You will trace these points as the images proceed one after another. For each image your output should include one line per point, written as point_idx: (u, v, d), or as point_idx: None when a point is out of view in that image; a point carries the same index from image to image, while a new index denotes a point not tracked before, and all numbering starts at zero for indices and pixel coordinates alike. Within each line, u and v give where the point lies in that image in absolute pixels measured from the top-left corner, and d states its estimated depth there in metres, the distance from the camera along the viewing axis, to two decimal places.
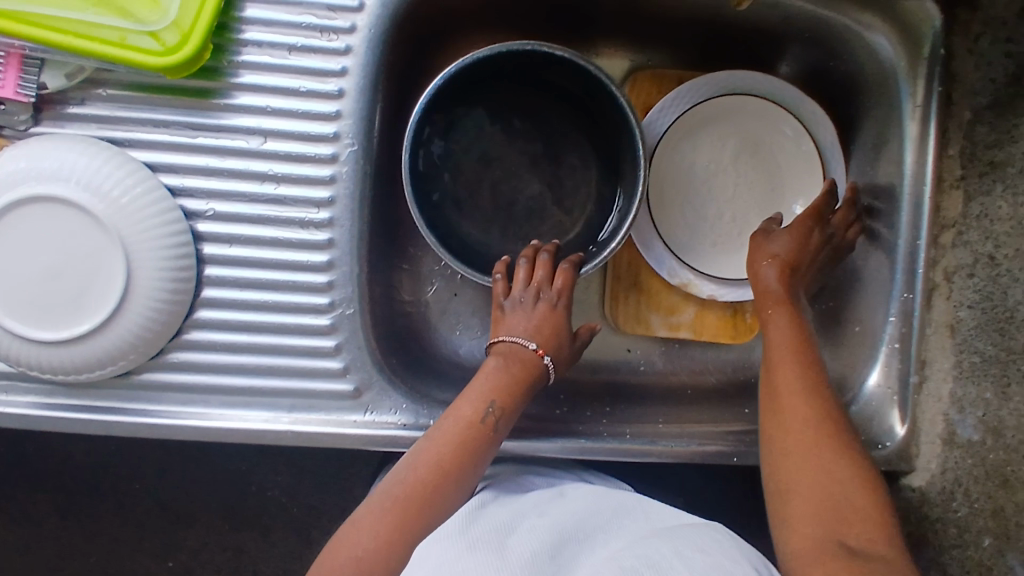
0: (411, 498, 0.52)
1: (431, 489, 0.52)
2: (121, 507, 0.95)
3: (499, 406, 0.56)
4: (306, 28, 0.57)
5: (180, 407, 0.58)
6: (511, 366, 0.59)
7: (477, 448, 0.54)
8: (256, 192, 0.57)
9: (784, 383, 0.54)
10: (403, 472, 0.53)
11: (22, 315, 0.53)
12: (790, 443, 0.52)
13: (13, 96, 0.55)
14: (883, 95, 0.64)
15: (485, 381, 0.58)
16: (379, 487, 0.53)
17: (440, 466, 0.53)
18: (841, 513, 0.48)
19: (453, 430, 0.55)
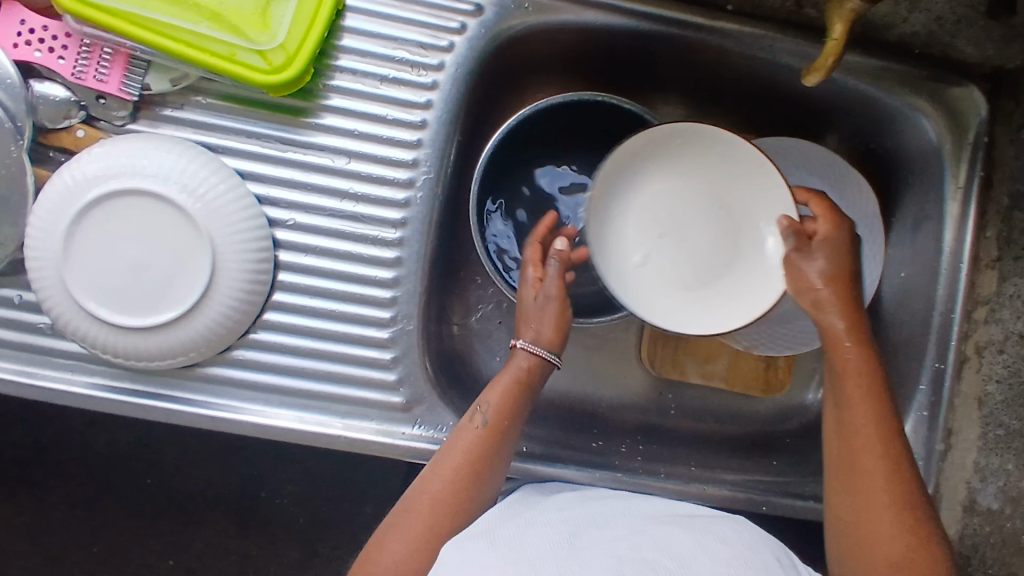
0: (428, 516, 0.52)
1: (443, 506, 0.52)
2: (132, 498, 0.95)
3: (489, 408, 0.57)
4: (398, 62, 0.61)
5: (239, 402, 0.60)
6: (508, 368, 0.59)
7: (479, 455, 0.55)
8: (336, 207, 0.61)
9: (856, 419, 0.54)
10: (417, 490, 0.54)
11: (103, 301, 0.55)
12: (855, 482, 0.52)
13: (115, 93, 0.58)
14: (927, 175, 0.67)
15: (486, 391, 0.58)
16: (399, 505, 0.54)
17: (450, 481, 0.53)
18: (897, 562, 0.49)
19: (457, 442, 0.55)
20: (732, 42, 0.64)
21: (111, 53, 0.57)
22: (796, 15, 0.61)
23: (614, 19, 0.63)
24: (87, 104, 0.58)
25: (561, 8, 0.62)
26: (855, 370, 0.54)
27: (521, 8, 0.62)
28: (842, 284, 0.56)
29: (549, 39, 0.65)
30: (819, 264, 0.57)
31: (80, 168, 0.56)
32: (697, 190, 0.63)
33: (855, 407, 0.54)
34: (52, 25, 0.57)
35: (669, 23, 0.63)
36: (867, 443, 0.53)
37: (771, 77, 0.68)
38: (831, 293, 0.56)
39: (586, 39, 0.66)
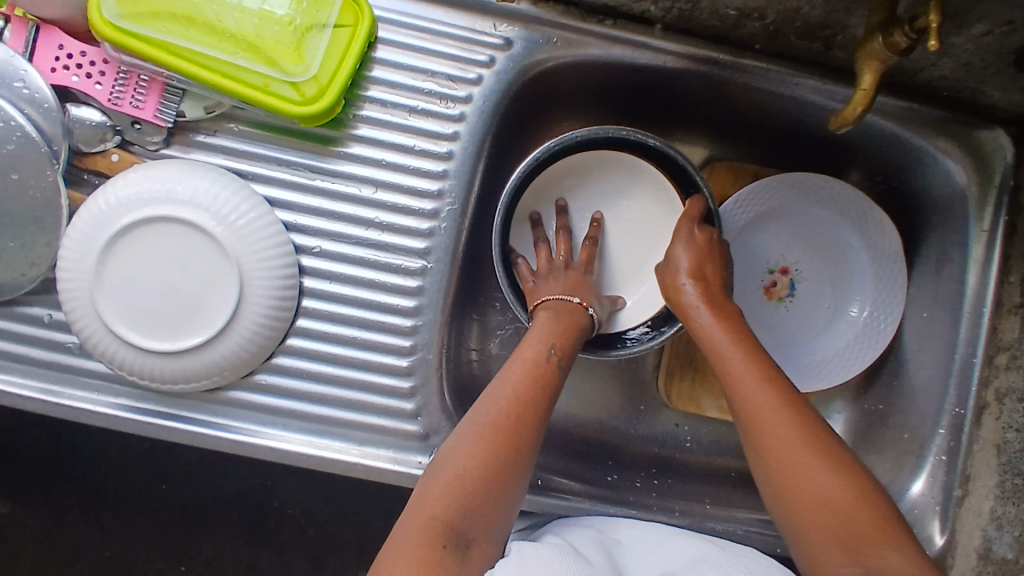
0: (498, 431, 0.50)
1: (510, 421, 0.51)
2: (145, 505, 0.96)
3: (559, 349, 0.57)
4: (427, 94, 0.62)
5: (259, 427, 0.61)
6: (562, 319, 0.60)
7: (547, 384, 0.54)
8: (360, 236, 0.62)
9: (740, 384, 0.54)
10: (477, 411, 0.52)
11: (133, 324, 0.56)
12: (765, 446, 0.51)
13: (151, 119, 0.59)
14: (950, 216, 0.67)
15: (541, 331, 0.58)
16: (456, 430, 0.51)
17: (515, 401, 0.52)
18: (836, 511, 0.47)
19: (522, 369, 0.54)
20: (757, 81, 0.64)
21: (148, 80, 0.58)
22: (825, 56, 0.61)
23: (642, 56, 0.63)
24: (122, 129, 0.59)
25: (590, 43, 0.63)
26: (718, 338, 0.57)
27: (549, 43, 0.63)
28: (708, 278, 0.61)
29: (577, 73, 0.66)
30: (681, 262, 0.61)
31: (115, 191, 0.57)
32: (631, 210, 0.71)
33: (734, 373, 0.55)
34: (91, 52, 0.58)
35: (696, 61, 0.63)
36: (753, 401, 0.53)
37: (796, 114, 0.68)
38: (702, 286, 0.60)
39: (612, 74, 0.66)
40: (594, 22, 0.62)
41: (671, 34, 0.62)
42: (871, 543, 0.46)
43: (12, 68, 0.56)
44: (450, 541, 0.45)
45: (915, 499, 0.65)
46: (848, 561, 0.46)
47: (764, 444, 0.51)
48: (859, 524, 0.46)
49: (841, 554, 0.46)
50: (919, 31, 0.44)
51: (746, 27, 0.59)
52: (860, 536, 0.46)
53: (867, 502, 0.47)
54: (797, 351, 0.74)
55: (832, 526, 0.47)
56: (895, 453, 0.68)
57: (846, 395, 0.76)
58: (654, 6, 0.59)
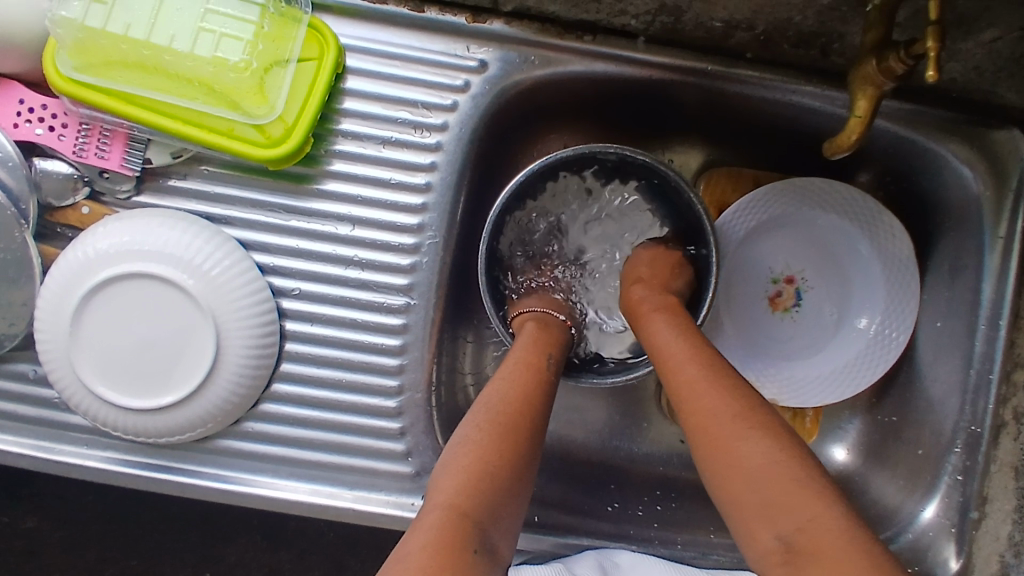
0: (508, 426, 0.49)
1: (515, 422, 0.50)
2: (163, 513, 0.94)
3: (556, 357, 0.57)
4: (401, 124, 0.59)
5: (250, 474, 0.60)
6: (549, 325, 0.61)
7: (545, 386, 0.54)
8: (340, 275, 0.60)
9: (677, 374, 0.51)
10: (481, 412, 0.50)
11: (113, 383, 0.56)
12: (697, 432, 0.47)
13: (117, 168, 0.57)
14: (964, 222, 0.62)
15: (533, 338, 0.58)
16: (452, 440, 0.49)
17: (517, 402, 0.51)
18: (762, 491, 0.42)
19: (520, 372, 0.54)
20: (750, 90, 0.60)
21: (111, 131, 0.57)
22: (822, 62, 0.57)
23: (625, 71, 0.60)
24: (91, 179, 0.58)
25: (569, 60, 0.59)
26: (664, 336, 0.55)
27: (527, 62, 0.59)
28: (648, 280, 0.62)
29: (560, 89, 0.62)
30: (630, 273, 0.64)
31: (85, 248, 0.55)
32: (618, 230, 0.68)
33: (672, 364, 0.52)
34: (51, 104, 0.56)
35: (683, 71, 0.59)
36: (690, 389, 0.49)
37: (795, 121, 0.64)
38: (644, 288, 0.61)
39: (595, 89, 0.62)
40: (572, 38, 0.58)
41: (655, 46, 0.58)
42: (786, 503, 0.41)
43: None
44: (477, 540, 0.42)
45: (928, 521, 0.63)
46: (764, 522, 0.42)
47: (696, 430, 0.47)
48: (774, 485, 0.42)
49: (766, 535, 0.41)
50: (915, 56, 0.40)
51: (735, 37, 0.55)
52: (774, 497, 0.42)
53: (790, 464, 0.43)
54: (804, 365, 0.71)
55: (747, 491, 0.43)
56: (910, 470, 0.65)
57: (856, 407, 0.72)
58: (634, 20, 0.56)
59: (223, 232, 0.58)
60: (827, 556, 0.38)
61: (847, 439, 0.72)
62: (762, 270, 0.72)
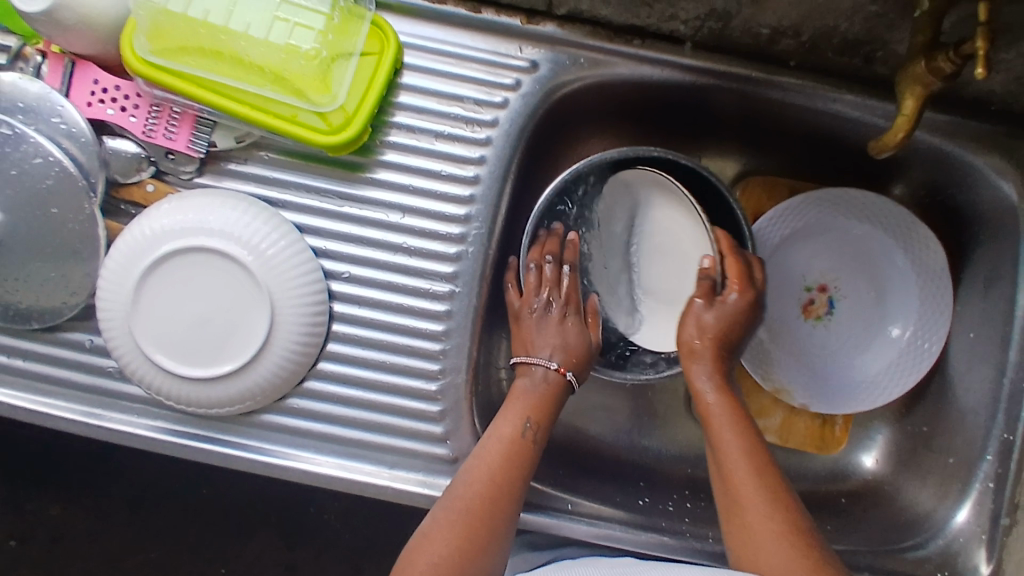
0: (473, 516, 0.51)
1: (491, 504, 0.52)
2: (185, 507, 0.95)
3: (534, 423, 0.57)
4: (454, 118, 0.62)
5: (291, 449, 0.62)
6: (540, 389, 0.59)
7: (522, 462, 0.55)
8: (389, 260, 0.62)
9: (729, 464, 0.54)
10: (459, 493, 0.52)
11: (169, 352, 0.58)
12: (741, 526, 0.51)
13: (183, 150, 0.60)
14: (1000, 233, 0.63)
15: (521, 401, 0.58)
16: (440, 503, 0.53)
17: (495, 483, 0.53)
18: None
19: (497, 449, 0.55)
20: (790, 97, 0.62)
21: (180, 113, 0.60)
22: (864, 70, 0.59)
23: (672, 75, 0.62)
24: (157, 159, 0.61)
25: (617, 63, 0.62)
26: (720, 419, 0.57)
27: (576, 64, 0.62)
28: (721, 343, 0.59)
29: (605, 92, 0.64)
30: (705, 323, 0.59)
31: (148, 224, 0.58)
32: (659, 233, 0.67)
33: (724, 450, 0.55)
34: (124, 85, 0.59)
35: (727, 77, 0.61)
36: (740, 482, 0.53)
37: (834, 130, 0.65)
38: (710, 352, 0.59)
39: (639, 93, 0.65)
40: (621, 42, 0.61)
41: (702, 52, 0.61)
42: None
43: (49, 104, 0.58)
44: None
45: (960, 527, 0.63)
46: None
47: (739, 526, 0.52)
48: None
49: None
50: (964, 56, 0.42)
51: (780, 44, 0.58)
52: None
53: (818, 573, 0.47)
54: (835, 373, 0.72)
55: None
56: (942, 479, 0.66)
57: (887, 416, 0.73)
58: (683, 25, 0.58)
59: (281, 214, 0.61)
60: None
61: (876, 449, 0.73)
62: (797, 277, 0.73)
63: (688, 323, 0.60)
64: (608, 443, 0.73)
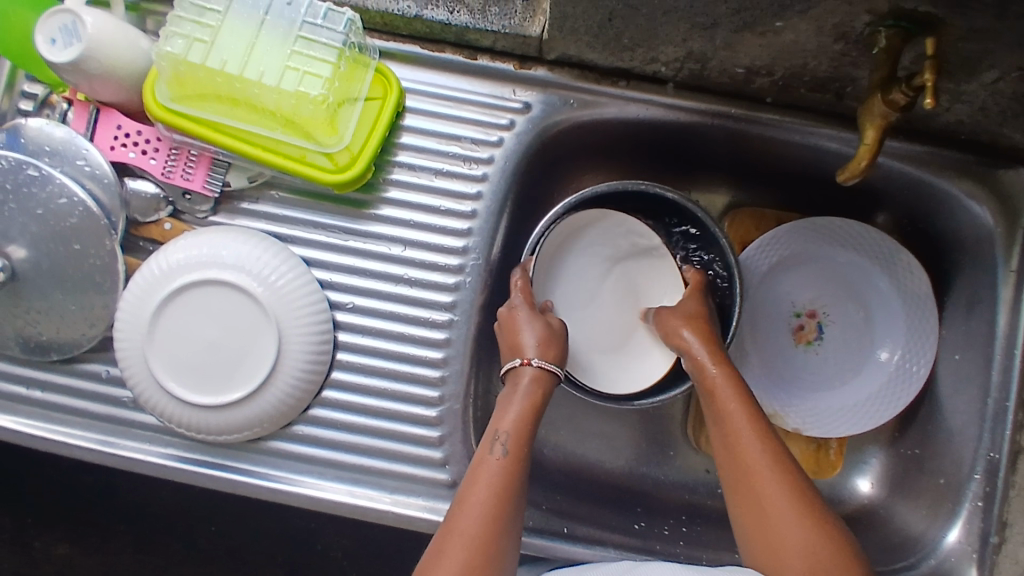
0: (469, 547, 0.49)
1: (487, 534, 0.50)
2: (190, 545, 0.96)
3: (509, 439, 0.56)
4: (452, 157, 0.66)
5: (296, 475, 0.64)
6: (525, 391, 0.60)
7: (508, 482, 0.54)
8: (391, 290, 0.65)
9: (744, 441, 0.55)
10: (453, 528, 0.51)
11: (181, 380, 0.61)
12: (756, 504, 0.52)
13: (200, 189, 0.64)
14: (978, 257, 0.66)
15: (504, 417, 0.58)
16: (436, 536, 0.51)
17: (491, 503, 0.52)
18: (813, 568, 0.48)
19: (484, 477, 0.54)
20: (768, 132, 0.66)
21: (197, 155, 0.64)
22: (837, 106, 0.62)
23: (656, 113, 0.66)
24: (174, 199, 0.65)
25: (604, 103, 0.66)
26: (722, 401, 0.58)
27: (567, 104, 0.66)
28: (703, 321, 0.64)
29: (595, 131, 0.68)
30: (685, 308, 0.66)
31: (164, 258, 0.61)
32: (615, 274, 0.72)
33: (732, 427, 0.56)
34: (145, 130, 0.64)
35: (708, 114, 0.65)
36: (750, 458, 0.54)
37: (813, 163, 0.69)
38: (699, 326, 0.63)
39: (627, 131, 0.68)
40: (607, 83, 0.65)
41: (683, 91, 0.65)
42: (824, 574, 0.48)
43: (74, 147, 0.62)
44: None
45: (952, 546, 0.63)
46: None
47: (755, 498, 0.53)
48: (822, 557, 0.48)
49: None
50: (916, 88, 0.46)
51: (756, 83, 0.61)
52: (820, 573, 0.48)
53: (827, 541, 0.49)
54: (825, 397, 0.74)
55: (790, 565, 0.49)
56: (933, 500, 0.67)
57: (880, 440, 0.74)
58: (664, 67, 0.62)
59: (291, 249, 0.65)
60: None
61: (871, 472, 0.74)
62: (783, 304, 0.76)
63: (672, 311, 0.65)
64: (606, 470, 0.75)
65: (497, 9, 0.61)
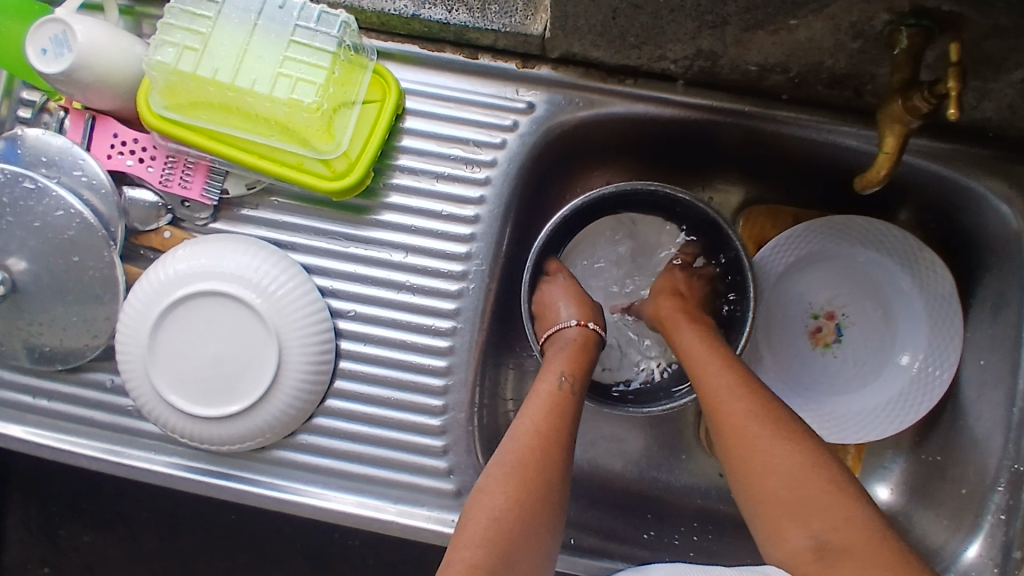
0: (530, 464, 0.51)
1: (545, 455, 0.52)
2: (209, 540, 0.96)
3: (569, 372, 0.58)
4: (454, 160, 0.64)
5: (302, 484, 0.63)
6: (576, 342, 0.62)
7: (567, 412, 0.56)
8: (393, 298, 0.64)
9: (718, 386, 0.55)
10: (511, 450, 0.52)
11: (183, 392, 0.60)
12: (737, 444, 0.51)
13: (198, 197, 0.63)
14: (1005, 260, 0.63)
15: (561, 358, 0.60)
16: (495, 456, 0.53)
17: (552, 427, 0.54)
18: (798, 504, 0.47)
19: (541, 406, 0.56)
20: (784, 130, 0.63)
21: (194, 163, 0.63)
22: (856, 102, 0.59)
23: (664, 112, 0.63)
24: (173, 207, 0.64)
25: (611, 102, 0.63)
26: (702, 353, 0.58)
27: (572, 103, 0.63)
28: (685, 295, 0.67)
29: (603, 129, 0.66)
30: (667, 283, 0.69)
31: (163, 268, 0.61)
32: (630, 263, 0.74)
33: (710, 373, 0.56)
34: (141, 138, 0.62)
35: (719, 111, 0.63)
36: (729, 399, 0.53)
37: (831, 161, 0.66)
38: (675, 302, 0.66)
39: (636, 129, 0.66)
40: (614, 81, 0.63)
41: (694, 89, 0.62)
42: (819, 512, 0.47)
43: (71, 157, 0.61)
44: None
45: (972, 560, 0.61)
46: (797, 526, 0.47)
47: (733, 438, 0.52)
48: (804, 490, 0.48)
49: (800, 538, 0.46)
50: (939, 95, 0.44)
51: (769, 80, 0.59)
52: (803, 506, 0.47)
53: (811, 473, 0.48)
54: (842, 400, 0.71)
55: (782, 505, 0.48)
56: (953, 509, 0.64)
57: (900, 446, 0.72)
58: (673, 64, 0.59)
59: (291, 257, 0.64)
60: (860, 556, 0.44)
61: (890, 478, 0.72)
62: (800, 305, 0.73)
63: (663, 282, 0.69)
64: (615, 475, 0.74)
65: (496, 7, 0.59)
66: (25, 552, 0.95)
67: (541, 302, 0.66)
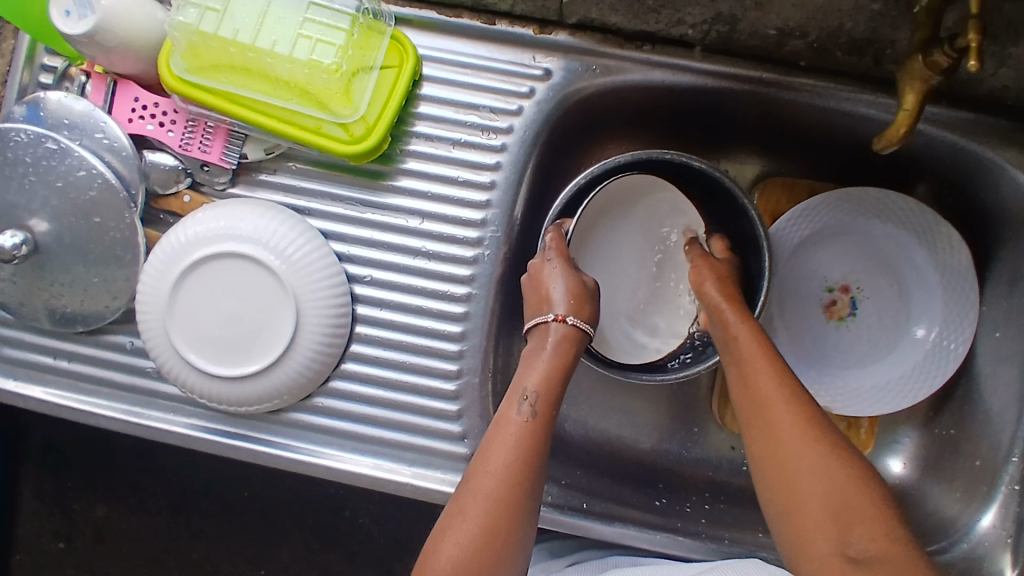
0: (485, 512, 0.50)
1: (506, 498, 0.51)
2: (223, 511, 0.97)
3: (534, 396, 0.56)
4: (470, 127, 0.64)
5: (318, 447, 0.64)
6: (554, 352, 0.59)
7: (534, 444, 0.53)
8: (409, 263, 0.65)
9: (763, 387, 0.54)
10: (474, 492, 0.51)
11: (202, 351, 0.61)
12: (781, 450, 0.51)
13: (217, 161, 0.64)
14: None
15: (532, 376, 0.57)
16: (458, 493, 0.53)
17: (516, 465, 0.52)
18: (838, 514, 0.48)
19: (506, 437, 0.54)
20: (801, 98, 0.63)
21: (214, 127, 0.63)
22: (875, 70, 0.59)
23: (682, 79, 0.63)
24: (193, 171, 0.64)
25: (628, 69, 0.63)
26: (744, 349, 0.57)
27: (589, 70, 0.63)
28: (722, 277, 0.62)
29: (619, 97, 0.66)
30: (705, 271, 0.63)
31: (183, 231, 0.61)
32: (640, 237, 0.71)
33: (752, 372, 0.55)
34: (162, 102, 0.63)
35: (736, 79, 0.62)
36: (774, 402, 0.53)
37: (847, 133, 0.66)
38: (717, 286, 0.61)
39: (652, 97, 0.66)
40: (632, 48, 0.63)
41: (711, 56, 0.62)
42: (860, 520, 0.47)
43: (93, 120, 0.62)
44: None
45: (984, 530, 0.62)
46: (832, 536, 0.48)
47: (775, 444, 0.52)
48: (844, 503, 0.48)
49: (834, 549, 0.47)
50: (960, 49, 0.45)
51: (788, 46, 0.59)
52: (841, 518, 0.48)
53: (852, 487, 0.49)
54: (855, 372, 0.71)
55: (820, 514, 0.48)
56: (966, 481, 0.64)
57: (913, 420, 0.72)
58: (691, 29, 0.60)
59: (309, 222, 0.64)
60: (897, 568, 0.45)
61: (903, 452, 0.72)
62: (814, 279, 0.73)
63: (701, 270, 0.63)
64: (628, 445, 0.74)
65: None
66: (42, 522, 0.97)
67: (535, 279, 0.62)
